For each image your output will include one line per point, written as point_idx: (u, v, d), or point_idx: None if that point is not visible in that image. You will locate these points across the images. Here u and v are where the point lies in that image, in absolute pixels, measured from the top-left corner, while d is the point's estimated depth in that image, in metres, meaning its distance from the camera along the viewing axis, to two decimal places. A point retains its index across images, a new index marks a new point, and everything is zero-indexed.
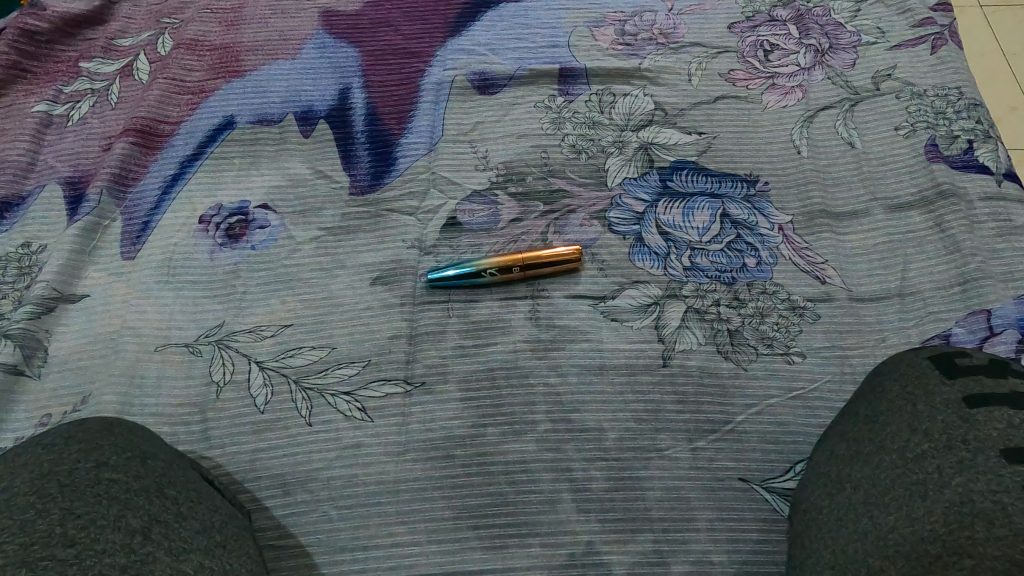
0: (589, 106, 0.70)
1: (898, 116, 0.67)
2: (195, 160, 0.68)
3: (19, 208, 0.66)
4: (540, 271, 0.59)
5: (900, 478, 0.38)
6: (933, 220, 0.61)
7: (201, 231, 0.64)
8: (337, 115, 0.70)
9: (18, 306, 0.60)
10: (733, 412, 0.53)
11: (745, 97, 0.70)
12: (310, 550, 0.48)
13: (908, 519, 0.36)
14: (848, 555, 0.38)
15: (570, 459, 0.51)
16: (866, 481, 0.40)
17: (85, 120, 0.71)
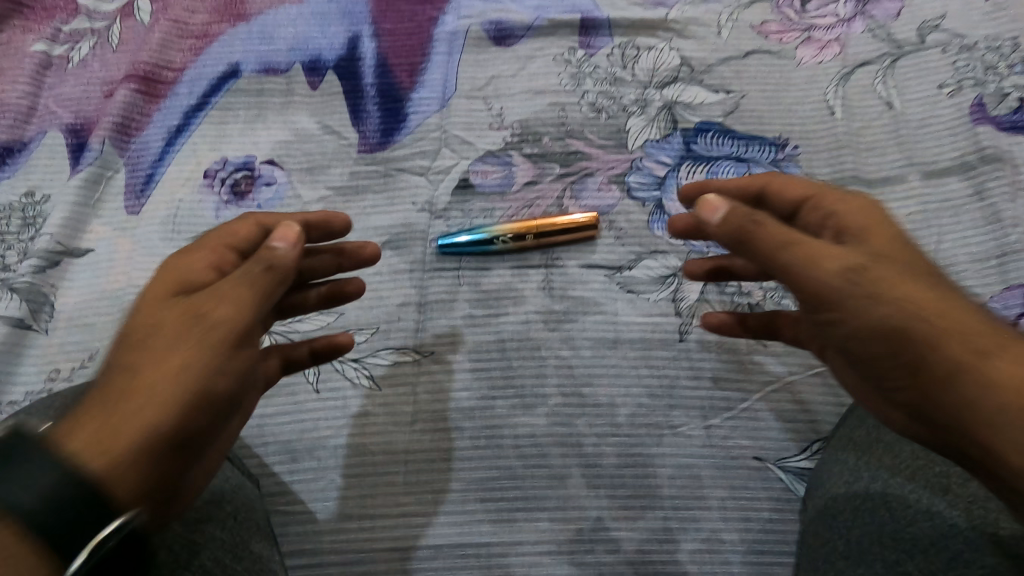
0: (611, 60, 0.66)
1: (944, 72, 0.63)
2: (199, 111, 0.66)
3: (21, 155, 0.64)
4: (557, 240, 0.56)
5: (921, 469, 0.38)
6: (972, 187, 0.58)
7: (206, 187, 0.63)
8: (346, 66, 0.67)
9: (22, 258, 0.59)
10: (751, 389, 0.51)
11: (778, 52, 0.66)
12: (318, 517, 0.48)
13: (927, 512, 0.36)
14: (862, 549, 0.37)
15: (581, 434, 0.50)
16: (884, 471, 0.39)
17: (85, 62, 0.68)
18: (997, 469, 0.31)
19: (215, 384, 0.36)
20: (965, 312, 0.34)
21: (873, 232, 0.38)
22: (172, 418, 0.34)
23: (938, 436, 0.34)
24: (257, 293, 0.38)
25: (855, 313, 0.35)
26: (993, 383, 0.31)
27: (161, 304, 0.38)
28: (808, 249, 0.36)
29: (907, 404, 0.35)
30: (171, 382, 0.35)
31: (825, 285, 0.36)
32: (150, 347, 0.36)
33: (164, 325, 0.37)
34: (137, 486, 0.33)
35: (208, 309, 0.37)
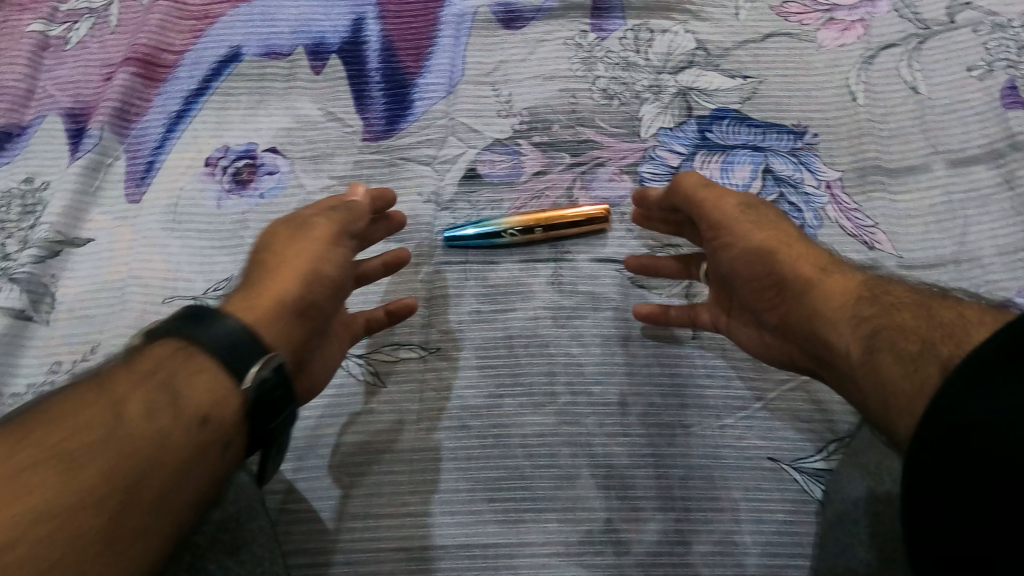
0: (624, 43, 0.63)
1: (974, 53, 0.60)
2: (200, 96, 0.64)
3: (20, 140, 0.63)
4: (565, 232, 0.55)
5: None
6: (1000, 175, 0.56)
7: (208, 175, 0.61)
8: (350, 49, 0.65)
9: (22, 247, 0.58)
10: (766, 388, 0.50)
11: (798, 34, 0.63)
12: (322, 515, 0.48)
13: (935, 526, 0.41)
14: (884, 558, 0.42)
15: (591, 434, 0.49)
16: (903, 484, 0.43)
17: (84, 43, 0.67)
18: (833, 354, 0.40)
19: (322, 277, 0.46)
20: (824, 255, 0.44)
21: (762, 205, 0.48)
22: (289, 299, 0.43)
23: (805, 349, 0.43)
24: (347, 221, 0.49)
25: (739, 244, 0.45)
26: (827, 291, 0.41)
27: (283, 228, 0.48)
28: (710, 196, 0.48)
29: (779, 323, 0.44)
30: (291, 273, 0.45)
31: (725, 222, 0.46)
32: (283, 254, 0.46)
33: (287, 240, 0.47)
34: (280, 334, 0.42)
35: (318, 229, 0.48)
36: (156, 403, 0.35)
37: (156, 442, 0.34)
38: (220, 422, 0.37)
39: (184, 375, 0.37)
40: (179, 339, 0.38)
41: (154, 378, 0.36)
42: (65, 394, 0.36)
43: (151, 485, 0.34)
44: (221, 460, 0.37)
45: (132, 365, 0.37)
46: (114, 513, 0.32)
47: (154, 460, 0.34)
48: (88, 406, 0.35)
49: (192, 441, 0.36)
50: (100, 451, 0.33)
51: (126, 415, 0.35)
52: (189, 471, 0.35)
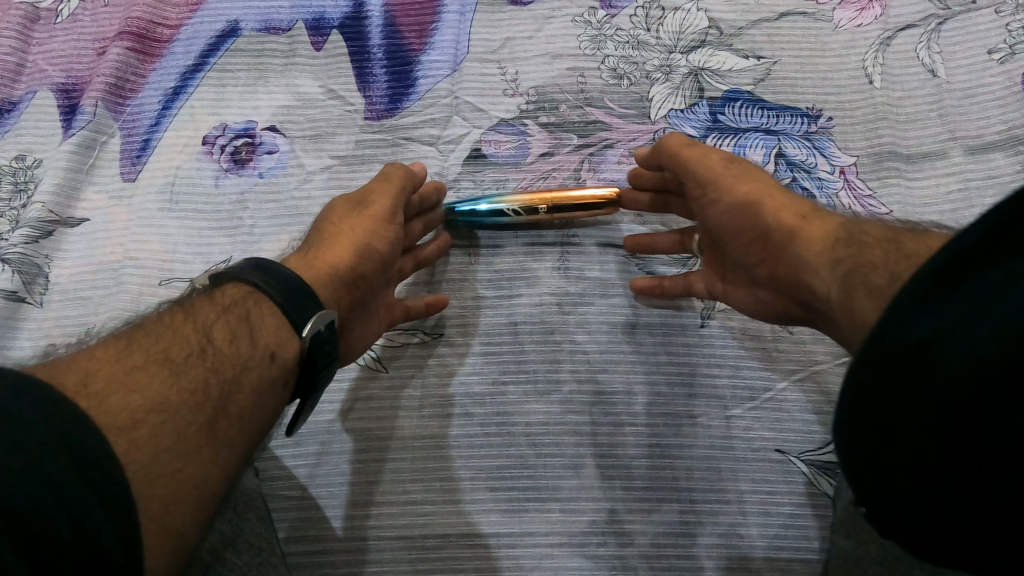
0: (634, 21, 0.61)
1: (995, 35, 0.58)
2: (197, 72, 0.62)
3: (10, 117, 0.61)
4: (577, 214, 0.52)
5: None
6: (1019, 164, 0.54)
7: (205, 154, 0.59)
8: (351, 24, 0.63)
9: (14, 227, 0.57)
10: (775, 378, 0.49)
11: (814, 13, 0.61)
12: (322, 503, 0.47)
13: None
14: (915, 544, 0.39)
15: (596, 423, 0.48)
16: None
17: (75, 16, 0.65)
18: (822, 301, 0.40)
19: (372, 252, 0.47)
20: (806, 207, 0.45)
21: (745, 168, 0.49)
22: (338, 268, 0.45)
23: (795, 301, 0.43)
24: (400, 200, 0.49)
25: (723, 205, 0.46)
26: (810, 238, 0.42)
27: (342, 202, 0.50)
28: (692, 152, 0.49)
29: (768, 277, 0.45)
30: (342, 246, 0.46)
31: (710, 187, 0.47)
32: (339, 225, 0.48)
33: (345, 212, 0.49)
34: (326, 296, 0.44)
35: (374, 205, 0.48)
36: (237, 334, 0.38)
37: (239, 367, 0.37)
38: (289, 360, 0.39)
39: (258, 313, 0.39)
40: (248, 284, 0.40)
41: (234, 311, 0.39)
42: (151, 319, 0.39)
43: (234, 405, 0.36)
44: (282, 398, 0.40)
45: (212, 298, 0.40)
46: (207, 419, 0.35)
47: (237, 382, 0.37)
48: (179, 329, 0.38)
49: (266, 372, 0.38)
50: (192, 365, 0.36)
51: (214, 339, 0.38)
52: (263, 398, 0.38)
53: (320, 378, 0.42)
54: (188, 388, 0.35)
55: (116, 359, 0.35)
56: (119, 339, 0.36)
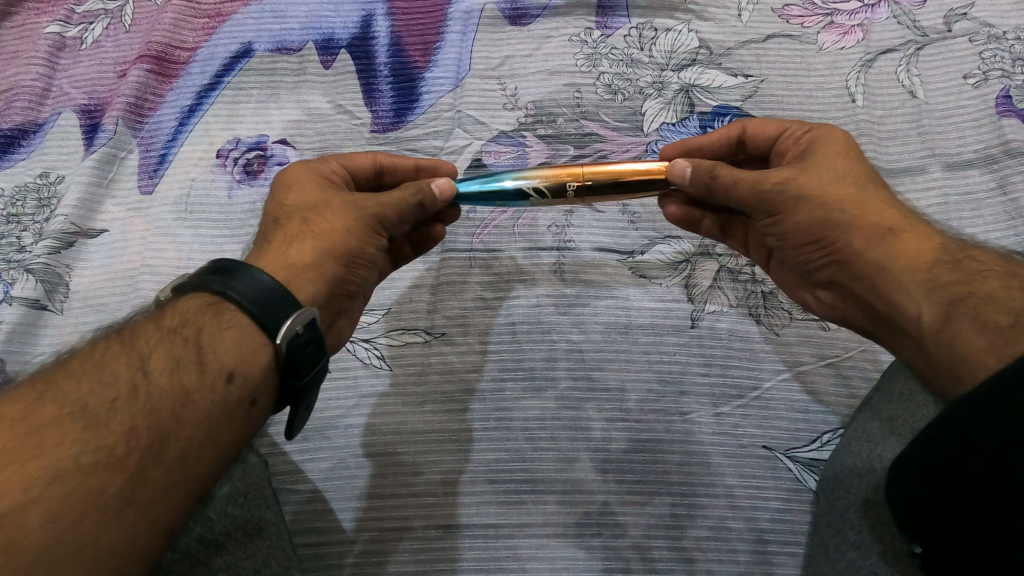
0: (628, 41, 0.65)
1: (970, 61, 0.61)
2: (212, 90, 0.65)
3: (36, 137, 0.64)
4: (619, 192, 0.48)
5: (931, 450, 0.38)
6: (994, 181, 0.56)
7: (219, 166, 0.62)
8: (359, 44, 0.66)
9: (37, 239, 0.59)
10: (763, 377, 0.51)
11: (799, 36, 0.64)
12: (328, 495, 0.49)
13: None
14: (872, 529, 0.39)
15: (590, 418, 0.50)
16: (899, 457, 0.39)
17: (98, 43, 0.68)
18: (897, 316, 0.39)
19: (364, 256, 0.45)
20: (896, 213, 0.42)
21: (821, 153, 0.46)
22: (327, 276, 0.43)
23: (855, 304, 0.43)
24: (413, 208, 0.46)
25: (791, 214, 0.44)
26: (897, 254, 0.40)
27: (317, 187, 0.46)
28: (734, 130, 0.52)
29: (829, 284, 0.45)
30: (328, 248, 0.43)
31: (773, 194, 0.44)
32: (318, 217, 0.45)
33: (326, 202, 0.45)
34: (311, 298, 0.42)
35: (365, 198, 0.45)
36: (183, 359, 0.36)
37: (181, 399, 0.34)
38: (250, 377, 0.37)
39: (213, 329, 0.37)
40: (207, 295, 0.38)
41: (181, 334, 0.37)
42: (87, 349, 0.36)
43: (175, 443, 0.33)
44: (247, 420, 0.37)
45: (159, 322, 0.37)
46: (139, 463, 0.32)
47: (178, 417, 0.34)
48: (115, 360, 0.35)
49: (220, 397, 0.36)
50: (121, 408, 0.33)
51: (153, 371, 0.35)
52: (215, 430, 0.35)
53: (307, 385, 0.40)
54: (114, 434, 0.32)
55: (31, 409, 0.32)
56: (44, 381, 0.34)
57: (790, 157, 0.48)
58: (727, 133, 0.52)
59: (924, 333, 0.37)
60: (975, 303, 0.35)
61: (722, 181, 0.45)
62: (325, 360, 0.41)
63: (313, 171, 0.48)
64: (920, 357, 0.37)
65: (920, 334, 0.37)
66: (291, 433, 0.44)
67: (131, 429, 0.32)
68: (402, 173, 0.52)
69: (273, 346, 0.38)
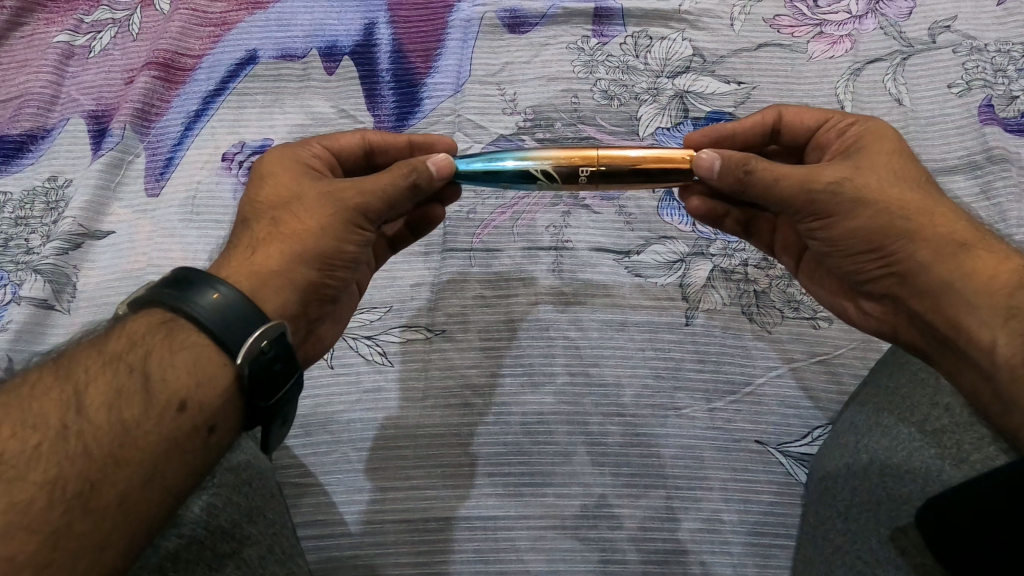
0: (624, 49, 0.67)
1: (954, 71, 0.63)
2: (218, 96, 0.67)
3: (44, 142, 0.66)
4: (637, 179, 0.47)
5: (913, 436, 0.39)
6: (978, 186, 0.58)
7: (225, 169, 0.64)
8: (362, 52, 0.68)
9: (45, 241, 0.61)
10: (755, 373, 0.52)
11: (790, 45, 0.66)
12: (330, 489, 0.50)
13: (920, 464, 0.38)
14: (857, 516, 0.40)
15: (587, 413, 0.51)
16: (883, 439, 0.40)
17: (107, 51, 0.70)
18: (963, 339, 0.40)
19: (343, 253, 0.44)
20: (966, 227, 0.42)
21: (875, 151, 0.46)
22: (298, 282, 0.42)
23: (906, 314, 0.44)
24: (405, 190, 0.45)
25: (844, 219, 0.43)
26: (970, 272, 0.40)
27: (293, 178, 0.46)
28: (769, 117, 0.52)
29: (884, 296, 0.45)
30: (298, 250, 0.42)
31: (825, 195, 0.43)
32: (291, 214, 0.44)
33: (301, 196, 0.44)
34: (280, 308, 0.41)
35: (342, 190, 0.44)
36: (126, 390, 0.35)
37: (120, 436, 0.33)
38: (204, 403, 0.36)
39: (163, 352, 0.36)
40: (158, 314, 0.38)
41: (126, 362, 0.36)
42: (17, 380, 0.35)
43: (109, 487, 0.32)
44: (204, 447, 0.37)
45: (102, 348, 0.37)
46: (68, 513, 0.31)
47: (115, 457, 0.33)
48: (45, 395, 0.34)
49: (169, 427, 0.35)
50: (47, 455, 0.32)
51: (88, 407, 0.34)
52: (162, 465, 0.34)
53: (274, 404, 0.39)
54: (37, 486, 0.31)
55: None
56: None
57: (835, 150, 0.48)
58: (763, 122, 0.52)
59: (997, 364, 0.38)
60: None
61: (762, 175, 0.44)
62: (296, 376, 0.40)
63: (295, 160, 0.47)
64: (986, 386, 0.38)
65: (992, 363, 0.38)
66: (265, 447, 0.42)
67: (58, 478, 0.31)
68: (393, 152, 0.52)
69: (231, 368, 0.37)
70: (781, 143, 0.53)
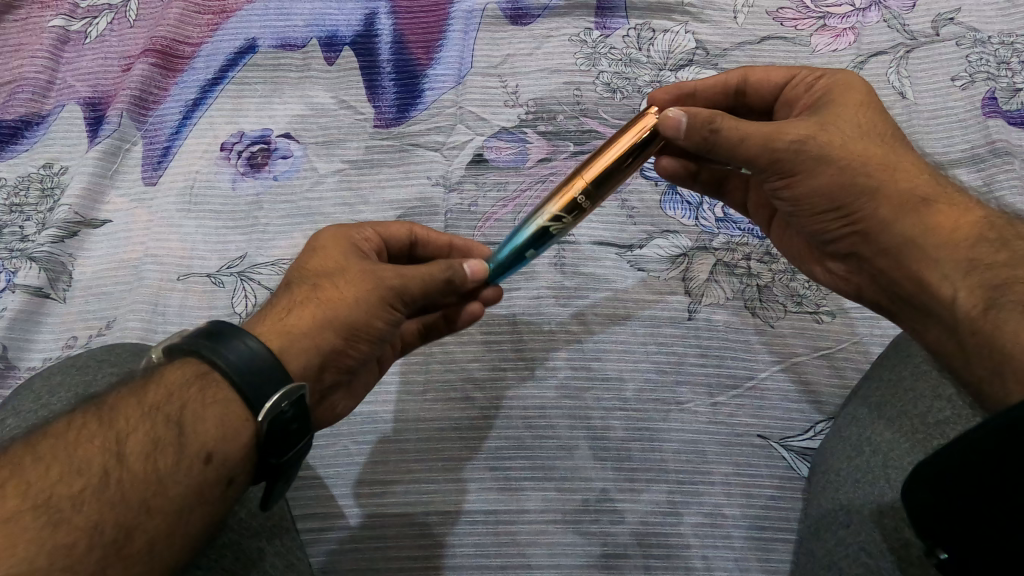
0: (627, 41, 0.66)
1: (957, 65, 0.63)
2: (216, 84, 0.66)
3: (39, 128, 0.65)
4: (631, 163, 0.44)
5: (916, 434, 0.39)
6: (981, 179, 0.58)
7: (223, 159, 0.63)
8: (363, 42, 0.67)
9: (41, 228, 0.60)
10: (757, 368, 0.52)
11: (793, 38, 0.66)
12: (329, 482, 0.49)
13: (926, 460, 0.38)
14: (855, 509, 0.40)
15: (589, 407, 0.51)
16: (884, 434, 0.40)
17: (103, 37, 0.69)
18: (927, 296, 0.39)
19: (371, 330, 0.42)
20: (929, 180, 0.41)
21: (841, 103, 0.43)
22: (322, 347, 0.40)
23: (875, 279, 0.43)
24: (442, 284, 0.43)
25: (808, 179, 0.42)
26: (933, 227, 0.39)
27: (340, 251, 0.44)
28: (733, 77, 0.49)
29: (848, 255, 0.44)
30: (332, 319, 0.40)
31: (790, 155, 0.41)
32: (329, 282, 0.42)
33: (345, 269, 0.43)
34: (301, 371, 0.39)
35: (384, 271, 0.42)
36: (162, 439, 0.34)
37: (154, 486, 0.33)
38: (229, 457, 0.35)
39: (198, 403, 0.35)
40: (196, 364, 0.37)
41: (162, 411, 0.35)
42: (60, 423, 0.34)
43: (141, 534, 0.32)
44: (223, 500, 0.36)
45: (141, 395, 0.35)
46: (101, 562, 0.30)
47: (148, 505, 0.32)
48: (87, 440, 0.33)
49: (196, 478, 0.34)
50: (88, 501, 0.31)
51: (127, 455, 0.33)
52: (187, 514, 0.33)
53: (286, 464, 0.38)
54: (77, 530, 0.30)
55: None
56: (13, 459, 0.32)
57: (801, 106, 0.46)
58: (725, 80, 0.49)
59: (959, 320, 0.37)
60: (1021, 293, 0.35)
61: (726, 134, 0.42)
62: (306, 442, 0.38)
63: (344, 237, 0.45)
64: (951, 340, 0.38)
65: (955, 319, 0.37)
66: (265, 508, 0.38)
67: (96, 523, 0.31)
68: (434, 249, 0.50)
69: (255, 425, 0.36)
70: (746, 105, 0.51)
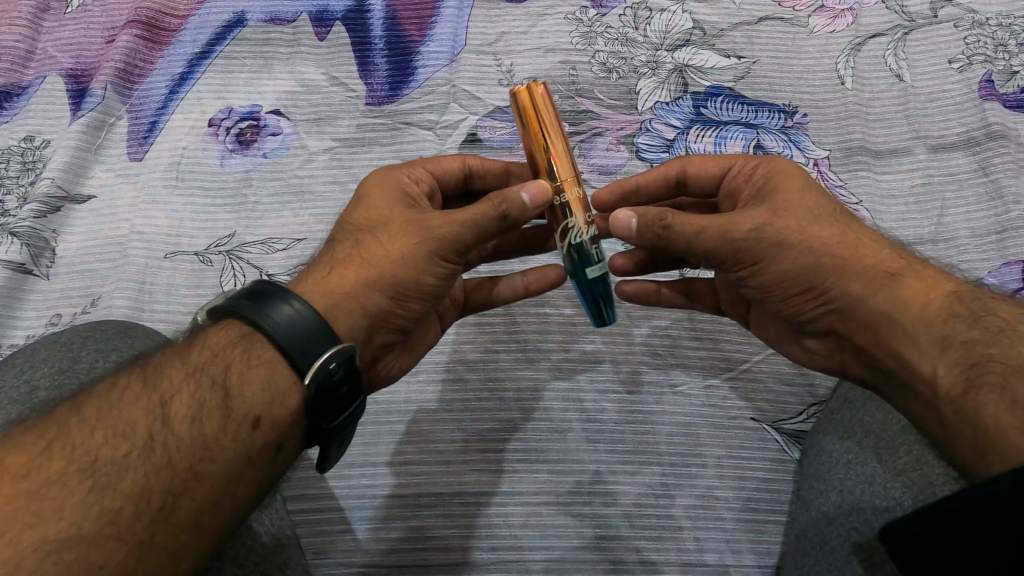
0: (623, 20, 0.65)
1: (955, 47, 0.63)
2: (204, 58, 0.65)
3: (19, 100, 0.63)
4: (549, 140, 0.43)
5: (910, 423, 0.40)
6: (977, 163, 0.57)
7: (211, 135, 0.62)
8: (354, 17, 0.66)
9: (23, 203, 0.58)
10: (751, 351, 0.52)
11: (791, 19, 0.65)
12: None
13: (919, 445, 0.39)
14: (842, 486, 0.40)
15: (582, 389, 0.51)
16: (878, 421, 0.41)
17: (86, 7, 0.68)
18: (908, 374, 0.37)
19: (421, 287, 0.41)
20: (890, 255, 0.40)
21: (785, 189, 0.43)
22: (368, 310, 0.40)
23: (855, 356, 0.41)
24: (495, 225, 0.40)
25: (772, 265, 0.41)
26: (905, 301, 0.37)
27: (388, 201, 0.43)
28: (670, 171, 0.49)
29: (827, 332, 0.42)
30: (376, 278, 0.40)
31: (749, 244, 0.40)
32: (367, 240, 0.41)
33: (389, 223, 0.42)
34: (350, 332, 0.39)
35: (431, 221, 0.41)
36: (207, 403, 0.33)
37: (201, 450, 0.32)
38: (277, 423, 0.34)
39: (242, 364, 0.35)
40: (239, 328, 0.36)
41: (207, 374, 0.34)
42: (105, 384, 0.33)
43: (190, 500, 0.31)
44: (272, 465, 0.35)
45: (185, 357, 0.35)
46: (150, 527, 0.29)
47: (195, 471, 0.31)
48: (132, 402, 0.32)
49: (244, 445, 0.33)
50: (135, 465, 0.30)
51: (172, 418, 0.32)
52: (235, 481, 0.33)
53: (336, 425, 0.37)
54: (125, 494, 0.29)
55: (35, 461, 0.29)
56: (59, 419, 0.31)
57: (745, 195, 0.45)
58: (664, 173, 0.49)
59: (940, 398, 0.35)
60: (999, 367, 0.33)
61: (681, 230, 0.42)
62: (361, 399, 0.38)
63: (389, 179, 0.45)
64: (935, 419, 0.35)
65: (935, 396, 0.35)
66: (322, 470, 0.40)
67: (143, 489, 0.30)
68: (491, 177, 0.50)
69: (301, 388, 0.35)
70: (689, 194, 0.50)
